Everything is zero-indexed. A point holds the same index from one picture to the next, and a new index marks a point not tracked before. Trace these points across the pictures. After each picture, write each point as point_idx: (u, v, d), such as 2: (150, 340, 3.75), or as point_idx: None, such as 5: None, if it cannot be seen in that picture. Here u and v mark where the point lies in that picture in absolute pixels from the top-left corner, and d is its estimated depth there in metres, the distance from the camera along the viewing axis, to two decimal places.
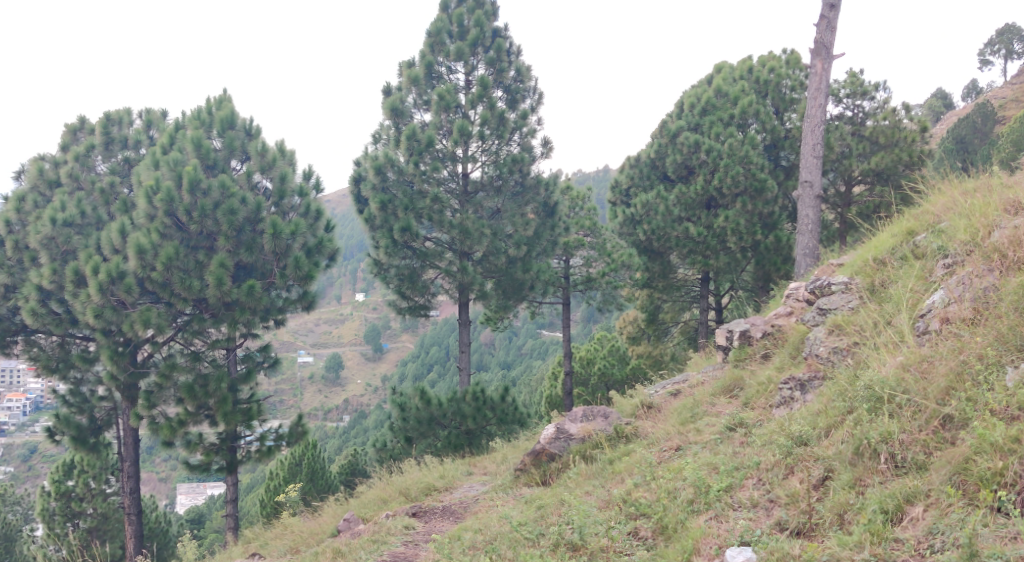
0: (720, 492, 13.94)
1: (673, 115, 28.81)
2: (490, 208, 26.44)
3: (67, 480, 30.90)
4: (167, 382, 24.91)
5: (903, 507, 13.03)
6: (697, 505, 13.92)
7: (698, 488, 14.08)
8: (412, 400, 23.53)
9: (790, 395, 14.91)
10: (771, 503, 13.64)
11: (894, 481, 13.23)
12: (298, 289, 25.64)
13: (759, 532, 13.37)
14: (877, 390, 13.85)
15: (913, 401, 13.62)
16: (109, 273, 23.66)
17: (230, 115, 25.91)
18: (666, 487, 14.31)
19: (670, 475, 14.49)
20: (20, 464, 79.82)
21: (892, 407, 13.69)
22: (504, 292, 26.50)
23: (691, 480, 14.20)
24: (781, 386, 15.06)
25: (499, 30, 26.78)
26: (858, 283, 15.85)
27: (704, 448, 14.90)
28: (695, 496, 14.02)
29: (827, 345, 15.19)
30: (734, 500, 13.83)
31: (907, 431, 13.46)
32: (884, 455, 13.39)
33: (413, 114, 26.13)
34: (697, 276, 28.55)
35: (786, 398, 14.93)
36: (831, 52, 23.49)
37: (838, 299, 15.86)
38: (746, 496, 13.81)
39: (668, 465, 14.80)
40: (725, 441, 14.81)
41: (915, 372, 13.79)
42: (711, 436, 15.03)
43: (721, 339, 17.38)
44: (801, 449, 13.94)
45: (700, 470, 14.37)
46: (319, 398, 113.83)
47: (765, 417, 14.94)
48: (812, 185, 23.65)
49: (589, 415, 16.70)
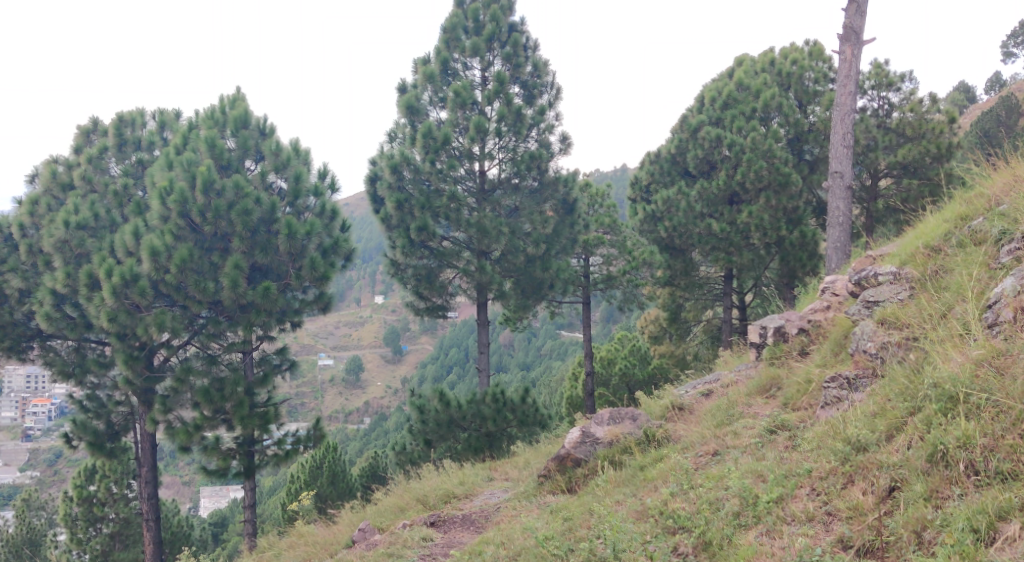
0: (771, 504, 12.99)
1: (694, 110, 27.87)
2: (509, 206, 25.55)
3: (89, 485, 30.01)
4: (183, 386, 24.11)
5: (995, 525, 12.00)
6: (744, 519, 12.98)
7: (744, 499, 13.14)
8: (431, 401, 22.58)
9: (837, 395, 13.96)
10: (829, 517, 12.70)
11: (979, 493, 12.21)
12: (315, 289, 24.86)
13: (819, 551, 12.40)
14: (947, 389, 12.87)
15: (993, 400, 12.61)
16: (122, 276, 22.89)
17: (243, 114, 25.02)
18: (707, 497, 13.37)
19: (711, 484, 13.56)
20: (47, 469, 79.47)
21: (968, 408, 12.69)
22: (523, 291, 25.59)
23: (736, 490, 13.26)
24: (826, 385, 14.10)
25: (516, 25, 25.77)
26: (907, 273, 14.78)
27: (744, 453, 13.96)
28: (741, 509, 13.09)
29: (875, 340, 14.18)
30: (787, 513, 12.88)
31: (989, 435, 12.46)
32: (964, 464, 12.40)
33: (429, 112, 25.25)
34: (720, 274, 27.60)
35: (833, 398, 13.98)
36: (861, 38, 22.41)
37: (886, 290, 14.79)
38: (801, 508, 12.85)
39: (707, 472, 13.84)
40: (768, 446, 13.89)
41: (991, 369, 12.79)
42: (751, 440, 14.12)
43: (754, 336, 16.45)
44: (860, 456, 12.99)
45: (745, 479, 13.43)
46: (339, 401, 113.14)
47: (809, 419, 14.03)
48: (842, 176, 22.65)
49: (616, 418, 15.68)
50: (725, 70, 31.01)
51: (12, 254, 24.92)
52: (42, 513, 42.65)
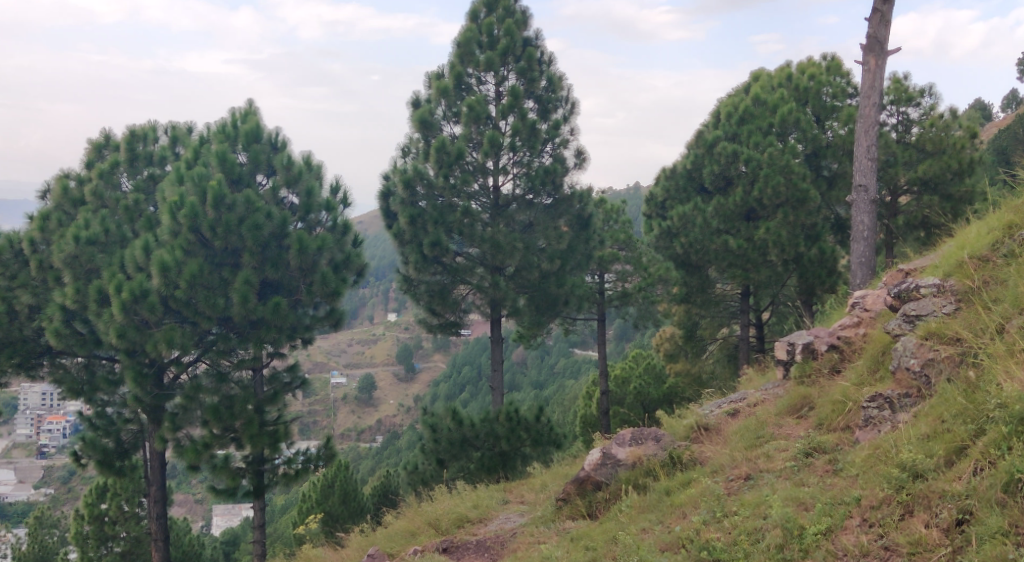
0: (818, 537, 12.19)
1: (710, 126, 27.22)
2: (523, 222, 24.78)
3: (100, 503, 29.07)
4: (192, 404, 23.38)
5: None
6: (789, 552, 12.17)
7: (788, 531, 12.32)
8: (443, 420, 21.86)
9: (878, 414, 13.34)
10: (886, 551, 11.85)
11: None
12: (326, 306, 24.17)
13: None
14: (1017, 410, 11.97)
15: None
16: (132, 292, 22.13)
17: (255, 128, 24.48)
18: (746, 527, 12.57)
19: (748, 513, 12.76)
20: (60, 486, 78.44)
21: None
22: (537, 307, 24.86)
23: (778, 520, 12.45)
24: (867, 404, 13.45)
25: (530, 40, 25.14)
26: (952, 285, 13.93)
27: (780, 477, 13.22)
28: (785, 541, 12.28)
29: (919, 356, 13.41)
30: (836, 546, 12.07)
31: None
32: None
33: (442, 127, 24.59)
34: (736, 291, 26.80)
35: (874, 418, 13.36)
36: (885, 48, 21.45)
37: (927, 303, 13.91)
38: (852, 541, 12.03)
39: (742, 499, 13.05)
40: (805, 470, 13.18)
41: None
42: (786, 463, 13.39)
43: (781, 354, 15.68)
44: (918, 484, 12.15)
45: (786, 507, 12.62)
46: (351, 420, 112.41)
47: (846, 442, 13.34)
48: (867, 189, 21.75)
49: (638, 438, 14.88)
50: (741, 86, 30.46)
51: (22, 270, 24.29)
52: (58, 529, 41.18)
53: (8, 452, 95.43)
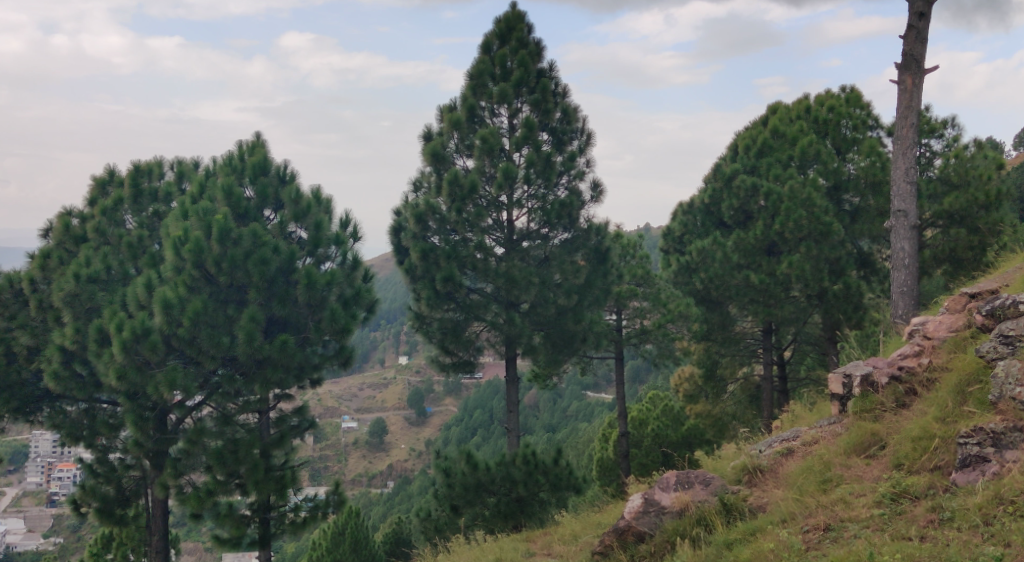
0: None
1: (729, 159, 25.47)
2: (538, 256, 23.10)
3: (106, 552, 26.82)
4: (195, 448, 21.54)
5: None
6: None
7: None
8: (457, 463, 20.11)
9: (979, 453, 11.82)
10: None
11: None
12: (335, 344, 22.49)
13: None
14: None
15: None
16: (133, 330, 20.54)
17: (262, 159, 23.11)
18: None
19: None
20: (72, 534, 76.59)
21: None
22: (554, 345, 23.17)
23: None
24: (965, 440, 11.93)
25: (544, 71, 23.56)
26: None
27: (869, 529, 11.66)
28: None
29: None
30: None
31: None
32: None
33: (455, 160, 23.02)
34: (758, 328, 24.83)
35: (974, 458, 11.83)
36: (924, 66, 18.76)
37: None
38: None
39: (830, 556, 11.46)
40: (901, 520, 11.63)
41: None
42: (874, 512, 11.83)
43: (836, 387, 13.82)
44: None
45: None
46: (363, 464, 110.46)
47: (944, 486, 11.83)
48: (907, 214, 19.00)
49: (684, 481, 13.03)
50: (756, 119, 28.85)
51: (21, 310, 22.85)
52: None
53: (17, 500, 93.86)
